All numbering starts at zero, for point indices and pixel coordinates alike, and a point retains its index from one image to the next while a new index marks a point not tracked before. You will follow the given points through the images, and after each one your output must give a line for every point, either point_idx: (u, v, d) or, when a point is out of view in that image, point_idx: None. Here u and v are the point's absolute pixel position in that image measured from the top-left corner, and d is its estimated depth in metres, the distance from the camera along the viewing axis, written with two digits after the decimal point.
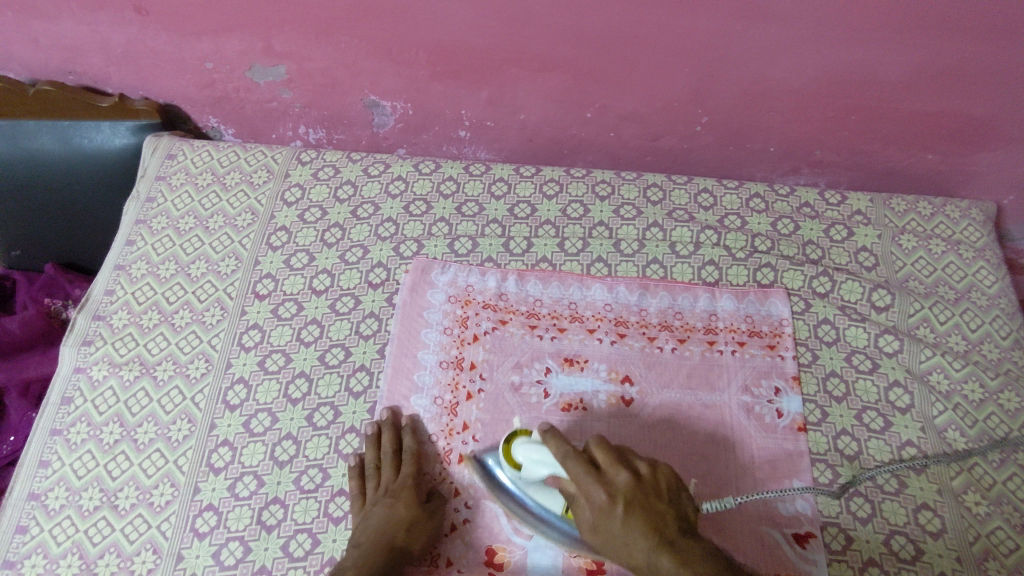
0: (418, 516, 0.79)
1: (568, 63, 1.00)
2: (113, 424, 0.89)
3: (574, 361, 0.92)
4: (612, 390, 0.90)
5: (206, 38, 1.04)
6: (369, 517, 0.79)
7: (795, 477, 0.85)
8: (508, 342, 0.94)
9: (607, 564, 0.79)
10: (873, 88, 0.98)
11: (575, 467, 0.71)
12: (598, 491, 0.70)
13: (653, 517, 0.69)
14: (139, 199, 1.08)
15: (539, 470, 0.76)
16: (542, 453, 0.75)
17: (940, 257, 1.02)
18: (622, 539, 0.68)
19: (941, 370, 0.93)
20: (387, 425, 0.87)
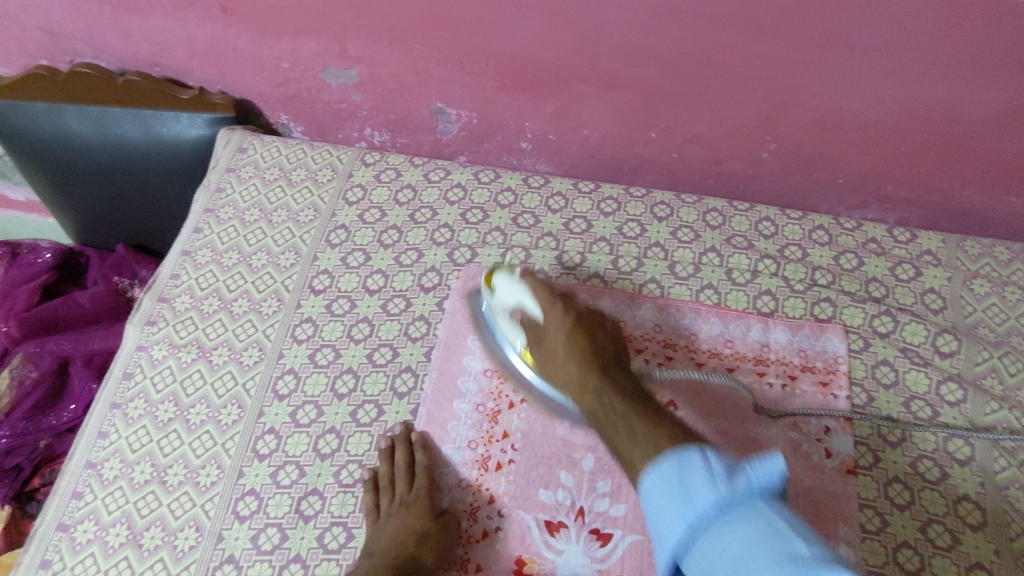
0: (429, 528, 0.80)
1: (636, 83, 0.99)
2: (168, 402, 0.92)
3: None
4: None
5: (286, 38, 1.07)
6: (381, 533, 0.80)
7: (841, 523, 0.81)
8: None
9: None
10: (957, 127, 0.94)
11: (540, 291, 0.88)
12: (557, 308, 0.86)
13: (590, 338, 0.83)
14: (209, 189, 1.12)
15: (511, 295, 0.90)
16: (512, 287, 0.90)
17: (1014, 305, 0.97)
18: (560, 356, 0.83)
19: (1007, 424, 0.88)
20: (401, 440, 0.88)
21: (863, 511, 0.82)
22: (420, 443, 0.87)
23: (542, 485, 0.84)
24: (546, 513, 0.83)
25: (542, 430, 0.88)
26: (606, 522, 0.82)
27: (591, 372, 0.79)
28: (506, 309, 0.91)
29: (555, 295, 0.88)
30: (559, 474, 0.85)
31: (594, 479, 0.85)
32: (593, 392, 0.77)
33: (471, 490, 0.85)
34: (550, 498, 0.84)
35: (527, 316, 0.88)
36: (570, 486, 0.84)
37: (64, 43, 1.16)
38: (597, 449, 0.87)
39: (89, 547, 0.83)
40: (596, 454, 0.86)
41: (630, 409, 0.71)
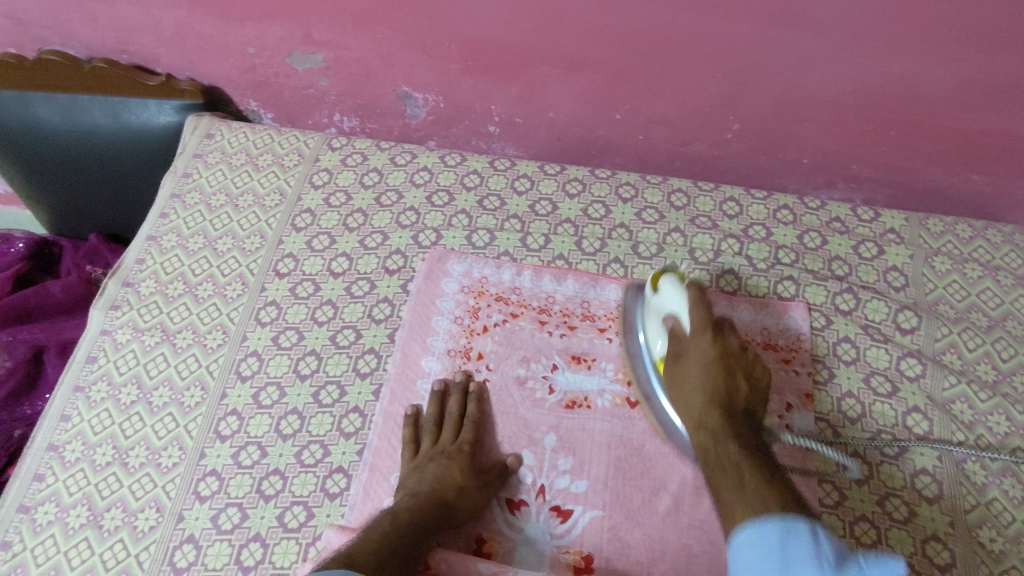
0: (471, 480, 0.81)
1: (598, 64, 1.00)
2: (131, 385, 0.92)
3: (581, 359, 0.92)
4: (617, 390, 0.90)
5: (250, 23, 1.07)
6: (423, 471, 0.82)
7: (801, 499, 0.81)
8: (517, 336, 0.94)
9: (595, 562, 0.78)
10: (915, 104, 0.94)
11: (698, 315, 0.81)
12: (706, 342, 0.80)
13: (730, 380, 0.78)
14: (176, 175, 1.12)
15: (670, 302, 0.85)
16: (675, 295, 0.84)
17: (975, 282, 0.97)
18: (692, 380, 0.80)
19: (965, 399, 0.89)
20: (456, 387, 0.89)
21: (822, 484, 0.83)
22: (473, 395, 0.89)
23: (527, 447, 0.86)
24: (509, 490, 0.83)
25: (505, 410, 0.88)
26: (567, 499, 0.82)
27: (705, 439, 0.75)
28: (660, 312, 0.87)
29: (712, 323, 0.81)
30: (522, 454, 0.85)
31: (555, 457, 0.85)
32: (712, 440, 0.74)
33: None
34: (513, 477, 0.84)
35: (675, 327, 0.84)
36: (531, 464, 0.85)
37: (30, 30, 1.16)
38: (559, 427, 0.87)
39: (50, 529, 0.83)
40: (558, 432, 0.87)
41: (738, 447, 0.71)
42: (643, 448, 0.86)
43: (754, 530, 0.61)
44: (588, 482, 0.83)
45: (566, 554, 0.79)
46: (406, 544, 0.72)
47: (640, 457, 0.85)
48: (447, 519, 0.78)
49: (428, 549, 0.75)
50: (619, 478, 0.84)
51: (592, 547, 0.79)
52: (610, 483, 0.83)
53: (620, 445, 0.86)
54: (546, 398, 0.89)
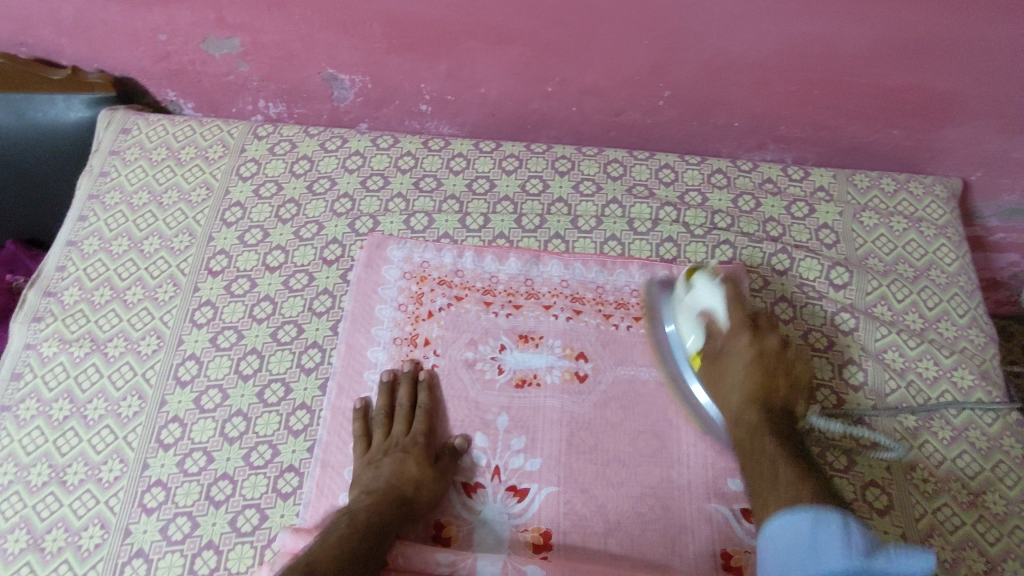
0: (429, 470, 0.81)
1: (524, 36, 0.98)
2: (62, 400, 0.88)
3: (528, 337, 0.92)
4: (566, 366, 0.90)
5: (157, 9, 1.02)
6: (378, 467, 0.80)
7: None
8: (463, 319, 0.93)
9: (554, 538, 0.80)
10: (836, 63, 0.96)
11: (733, 312, 0.83)
12: (745, 338, 0.81)
13: (770, 380, 0.81)
14: (92, 174, 1.06)
15: (708, 297, 0.85)
16: (713, 294, 0.85)
17: (900, 235, 1.01)
18: (737, 382, 0.81)
19: (896, 348, 0.92)
20: (405, 377, 0.88)
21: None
22: (424, 383, 0.88)
23: (479, 429, 0.86)
24: (464, 475, 0.83)
25: (455, 394, 0.88)
26: (523, 478, 0.83)
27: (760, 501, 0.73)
28: (694, 309, 0.86)
29: (748, 322, 0.83)
30: (475, 437, 0.86)
31: (508, 438, 0.85)
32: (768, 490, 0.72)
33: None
34: (468, 460, 0.84)
35: (711, 322, 0.84)
36: (485, 447, 0.85)
37: None
38: (511, 407, 0.87)
39: None
40: (509, 412, 0.87)
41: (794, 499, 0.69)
42: (594, 421, 0.87)
43: (783, 522, 0.66)
44: (542, 460, 0.84)
45: (524, 533, 0.80)
46: (368, 545, 0.72)
47: (592, 431, 0.86)
48: (409, 512, 0.78)
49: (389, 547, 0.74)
50: (572, 455, 0.85)
51: (550, 523, 0.81)
52: (563, 459, 0.84)
53: (573, 421, 0.87)
54: (495, 379, 0.89)
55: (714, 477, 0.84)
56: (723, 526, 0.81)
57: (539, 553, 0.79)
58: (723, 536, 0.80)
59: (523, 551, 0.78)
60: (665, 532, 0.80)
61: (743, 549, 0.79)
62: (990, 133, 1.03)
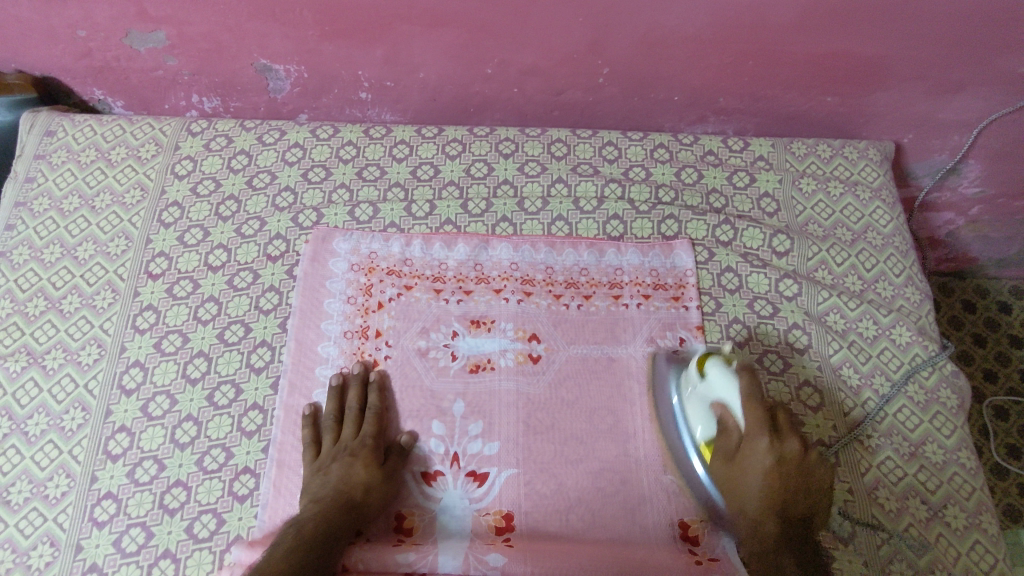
0: (379, 473, 0.80)
1: (459, 18, 0.97)
2: (1, 417, 0.85)
3: (480, 322, 0.92)
4: (519, 348, 0.91)
5: (73, 3, 0.97)
6: (326, 474, 0.80)
7: None
8: (414, 308, 0.92)
9: (515, 520, 0.81)
10: (768, 33, 0.97)
11: (750, 409, 0.78)
12: (764, 443, 0.78)
13: (784, 486, 0.77)
14: (17, 180, 1.02)
15: (721, 390, 0.80)
16: (726, 387, 0.80)
17: (837, 199, 1.03)
18: (750, 490, 0.78)
19: (837, 309, 0.95)
20: (354, 379, 0.87)
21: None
22: (374, 385, 0.86)
23: (435, 417, 0.86)
24: (420, 465, 0.83)
25: (409, 383, 0.88)
26: (481, 462, 0.84)
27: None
28: (705, 399, 0.82)
29: (768, 424, 0.78)
30: (431, 425, 0.86)
31: (464, 423, 0.86)
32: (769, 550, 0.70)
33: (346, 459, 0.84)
34: (424, 451, 0.84)
35: (724, 415, 0.80)
36: (442, 434, 0.85)
37: None
38: (466, 393, 0.87)
39: None
40: (465, 398, 0.87)
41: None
42: (550, 401, 0.88)
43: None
44: (500, 443, 0.85)
45: (485, 517, 0.81)
46: (315, 556, 0.71)
47: (548, 411, 0.87)
48: (359, 516, 0.77)
49: (343, 553, 0.75)
50: (529, 436, 0.85)
51: (511, 504, 0.81)
52: (520, 440, 0.85)
53: (528, 403, 0.87)
54: (449, 366, 0.89)
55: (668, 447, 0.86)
56: (679, 494, 0.83)
57: (502, 535, 0.80)
58: (680, 505, 0.82)
59: (485, 534, 0.79)
60: (623, 505, 0.82)
61: (699, 516, 0.82)
62: (920, 95, 1.06)
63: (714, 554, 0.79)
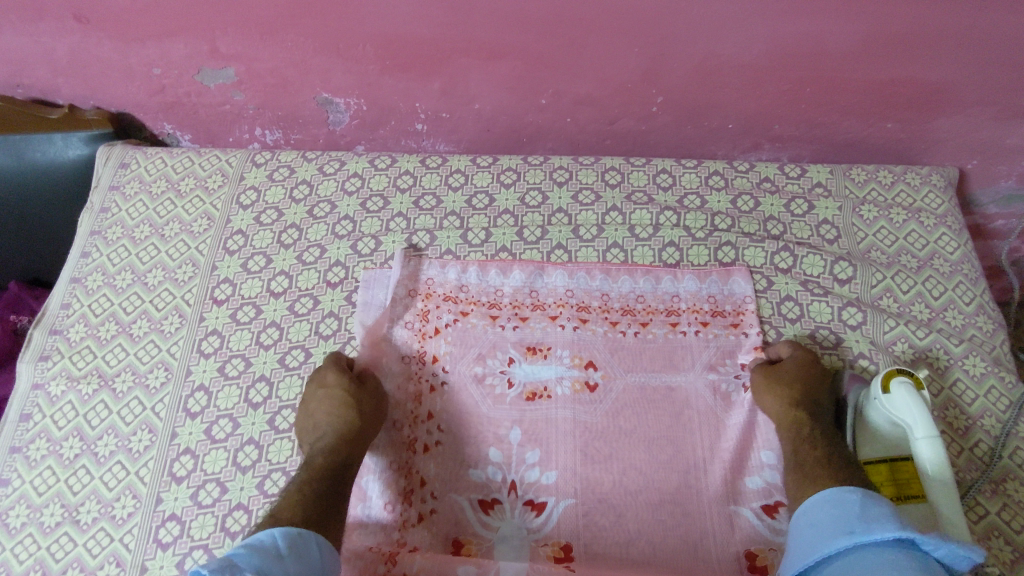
0: (351, 389, 0.84)
1: (516, 50, 0.99)
2: (72, 438, 0.88)
3: (537, 349, 0.92)
4: (577, 376, 0.90)
5: (151, 43, 1.02)
6: (311, 415, 0.84)
7: (763, 449, 0.85)
8: (471, 334, 0.93)
9: (575, 551, 0.79)
10: (827, 60, 0.96)
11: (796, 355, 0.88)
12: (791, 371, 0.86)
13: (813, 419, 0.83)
14: (93, 210, 1.07)
15: (905, 413, 0.77)
16: (909, 406, 0.76)
17: (901, 226, 1.01)
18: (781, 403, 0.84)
19: (905, 339, 0.92)
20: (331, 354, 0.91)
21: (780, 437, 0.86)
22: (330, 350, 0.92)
23: (494, 445, 0.86)
24: (480, 491, 0.83)
25: (465, 409, 0.88)
26: (540, 491, 0.83)
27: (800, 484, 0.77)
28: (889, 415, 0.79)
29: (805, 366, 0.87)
30: (491, 451, 0.86)
31: (523, 450, 0.85)
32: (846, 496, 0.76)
33: (402, 475, 0.84)
34: (484, 476, 0.84)
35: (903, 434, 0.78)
36: (501, 461, 0.85)
37: None
38: (524, 421, 0.87)
39: None
40: (522, 425, 0.87)
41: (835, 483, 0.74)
42: (607, 430, 0.87)
43: (830, 501, 0.71)
44: (558, 473, 0.84)
45: (544, 547, 0.80)
46: (330, 481, 0.77)
47: (606, 440, 0.86)
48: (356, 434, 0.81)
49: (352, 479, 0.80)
50: (588, 466, 0.84)
51: (569, 535, 0.81)
52: (578, 473, 0.84)
53: (586, 431, 0.86)
54: (505, 394, 0.89)
55: (732, 479, 0.83)
56: (745, 526, 0.80)
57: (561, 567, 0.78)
58: (747, 536, 0.80)
59: (544, 563, 0.77)
60: (685, 539, 0.80)
61: (768, 548, 0.79)
62: (985, 119, 1.03)
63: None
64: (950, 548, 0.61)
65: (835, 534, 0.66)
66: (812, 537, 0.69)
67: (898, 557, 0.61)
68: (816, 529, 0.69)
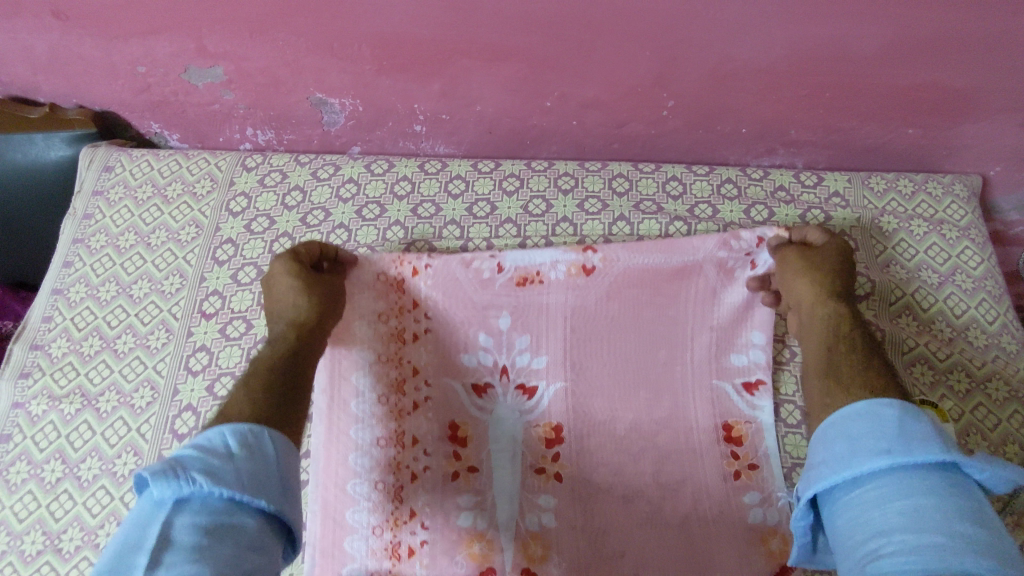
0: (309, 281, 0.83)
1: (520, 52, 0.93)
2: (54, 461, 0.84)
3: (528, 279, 0.90)
4: (572, 260, 0.89)
5: (134, 40, 0.97)
6: (278, 293, 0.83)
7: (755, 330, 0.91)
8: (457, 287, 0.90)
9: (564, 433, 0.91)
10: (849, 64, 0.91)
11: (830, 245, 0.84)
12: (822, 259, 0.83)
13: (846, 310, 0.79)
14: (75, 217, 1.02)
15: None
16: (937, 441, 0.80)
17: (922, 239, 0.96)
18: (806, 295, 0.82)
19: (924, 361, 0.88)
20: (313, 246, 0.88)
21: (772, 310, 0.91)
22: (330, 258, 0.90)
23: (484, 329, 0.92)
24: (474, 376, 0.93)
25: (456, 297, 0.91)
26: (531, 376, 0.93)
27: (833, 390, 0.71)
28: None
29: (840, 260, 0.83)
30: (479, 336, 0.92)
31: (512, 337, 0.92)
32: None
33: (393, 365, 0.91)
34: (476, 362, 0.93)
35: None
36: (490, 346, 0.93)
37: None
38: (514, 305, 0.91)
39: None
40: (512, 312, 0.91)
41: (870, 390, 0.68)
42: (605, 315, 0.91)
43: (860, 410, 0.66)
44: (548, 358, 0.92)
45: (536, 428, 0.92)
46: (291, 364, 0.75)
47: (594, 321, 0.92)
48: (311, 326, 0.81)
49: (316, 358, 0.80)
50: (578, 350, 0.92)
51: (559, 417, 0.92)
52: (564, 358, 0.92)
53: (578, 313, 0.91)
54: (495, 279, 0.90)
55: (716, 355, 0.92)
56: (724, 400, 0.91)
57: (553, 446, 0.91)
58: (724, 409, 0.90)
59: (536, 447, 0.91)
60: (667, 419, 0.91)
61: (745, 421, 0.90)
62: (1012, 127, 0.99)
63: (753, 460, 0.88)
64: (993, 471, 0.60)
65: (873, 452, 0.62)
66: (845, 454, 0.64)
67: (941, 480, 0.59)
68: (850, 445, 0.64)
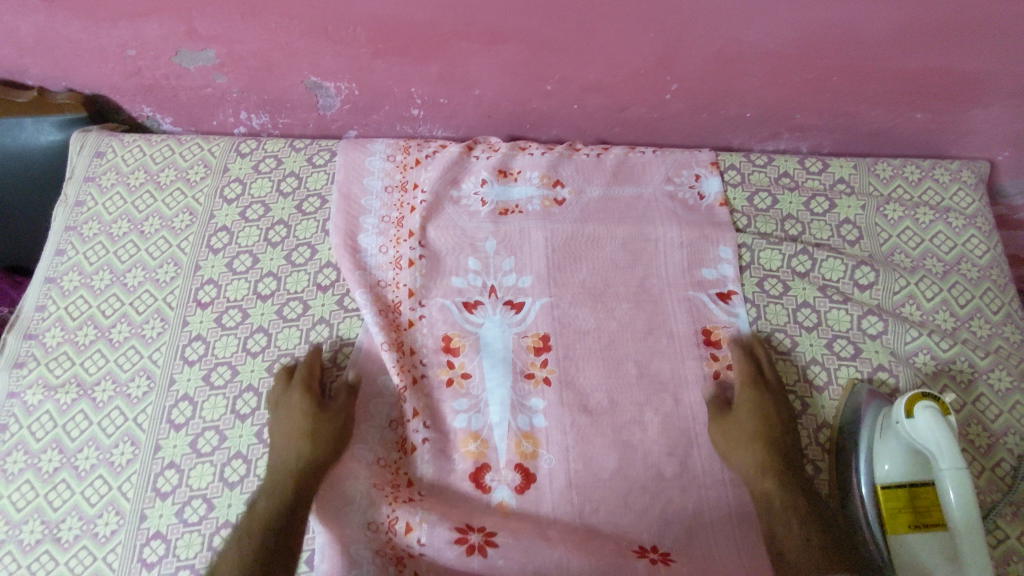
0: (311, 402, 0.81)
1: (520, 35, 0.91)
2: (51, 450, 0.84)
3: (508, 209, 0.96)
4: (545, 194, 0.97)
5: (123, 23, 0.94)
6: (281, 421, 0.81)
7: (721, 243, 0.93)
8: (445, 220, 0.95)
9: (551, 338, 0.88)
10: (858, 48, 0.89)
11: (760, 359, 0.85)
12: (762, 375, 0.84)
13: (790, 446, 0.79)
14: (67, 204, 1.01)
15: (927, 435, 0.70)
16: (929, 428, 0.70)
17: (927, 227, 0.95)
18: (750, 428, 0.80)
19: (927, 350, 0.87)
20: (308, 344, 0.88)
21: (737, 235, 0.94)
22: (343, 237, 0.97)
23: (472, 256, 0.93)
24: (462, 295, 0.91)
25: (444, 224, 0.95)
26: (518, 293, 0.91)
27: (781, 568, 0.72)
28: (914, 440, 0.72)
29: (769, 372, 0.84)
30: (468, 262, 0.93)
31: (498, 259, 0.93)
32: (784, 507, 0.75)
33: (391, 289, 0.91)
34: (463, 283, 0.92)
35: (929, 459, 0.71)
36: (478, 269, 0.92)
37: None
38: (498, 232, 0.94)
39: None
40: (497, 235, 0.94)
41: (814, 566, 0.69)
42: (577, 235, 0.95)
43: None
44: (532, 277, 0.92)
45: (525, 337, 0.88)
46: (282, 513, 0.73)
47: (570, 239, 0.94)
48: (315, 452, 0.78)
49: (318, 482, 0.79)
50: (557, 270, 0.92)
51: (547, 327, 0.89)
52: (551, 276, 0.92)
53: (557, 235, 0.94)
54: (479, 210, 0.96)
55: (689, 269, 0.93)
56: (702, 309, 0.90)
57: (541, 353, 0.87)
58: (704, 316, 0.89)
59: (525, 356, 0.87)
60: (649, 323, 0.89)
61: (723, 326, 0.89)
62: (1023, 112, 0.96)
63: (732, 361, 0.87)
64: None
65: None
66: None
67: None
68: None
